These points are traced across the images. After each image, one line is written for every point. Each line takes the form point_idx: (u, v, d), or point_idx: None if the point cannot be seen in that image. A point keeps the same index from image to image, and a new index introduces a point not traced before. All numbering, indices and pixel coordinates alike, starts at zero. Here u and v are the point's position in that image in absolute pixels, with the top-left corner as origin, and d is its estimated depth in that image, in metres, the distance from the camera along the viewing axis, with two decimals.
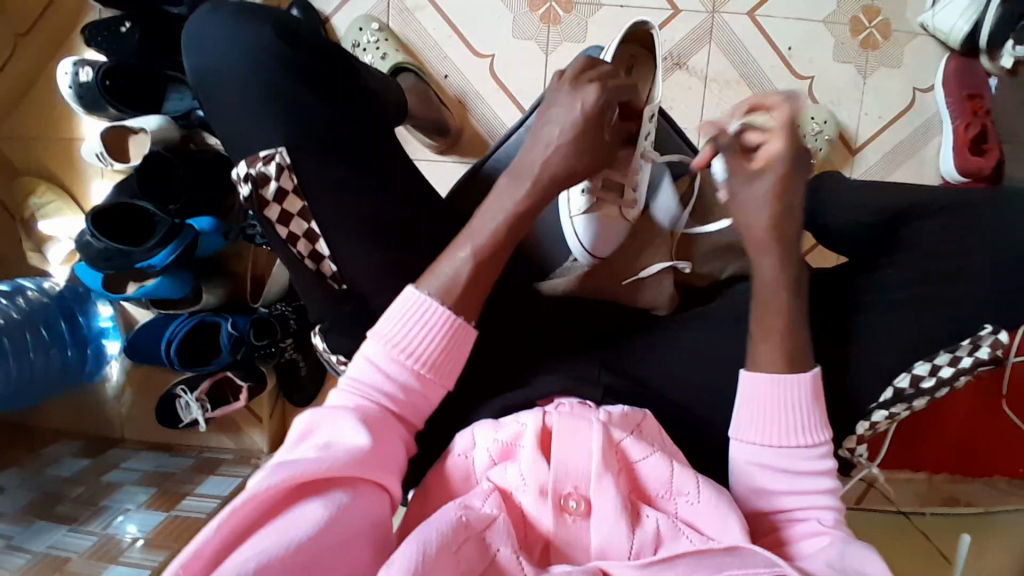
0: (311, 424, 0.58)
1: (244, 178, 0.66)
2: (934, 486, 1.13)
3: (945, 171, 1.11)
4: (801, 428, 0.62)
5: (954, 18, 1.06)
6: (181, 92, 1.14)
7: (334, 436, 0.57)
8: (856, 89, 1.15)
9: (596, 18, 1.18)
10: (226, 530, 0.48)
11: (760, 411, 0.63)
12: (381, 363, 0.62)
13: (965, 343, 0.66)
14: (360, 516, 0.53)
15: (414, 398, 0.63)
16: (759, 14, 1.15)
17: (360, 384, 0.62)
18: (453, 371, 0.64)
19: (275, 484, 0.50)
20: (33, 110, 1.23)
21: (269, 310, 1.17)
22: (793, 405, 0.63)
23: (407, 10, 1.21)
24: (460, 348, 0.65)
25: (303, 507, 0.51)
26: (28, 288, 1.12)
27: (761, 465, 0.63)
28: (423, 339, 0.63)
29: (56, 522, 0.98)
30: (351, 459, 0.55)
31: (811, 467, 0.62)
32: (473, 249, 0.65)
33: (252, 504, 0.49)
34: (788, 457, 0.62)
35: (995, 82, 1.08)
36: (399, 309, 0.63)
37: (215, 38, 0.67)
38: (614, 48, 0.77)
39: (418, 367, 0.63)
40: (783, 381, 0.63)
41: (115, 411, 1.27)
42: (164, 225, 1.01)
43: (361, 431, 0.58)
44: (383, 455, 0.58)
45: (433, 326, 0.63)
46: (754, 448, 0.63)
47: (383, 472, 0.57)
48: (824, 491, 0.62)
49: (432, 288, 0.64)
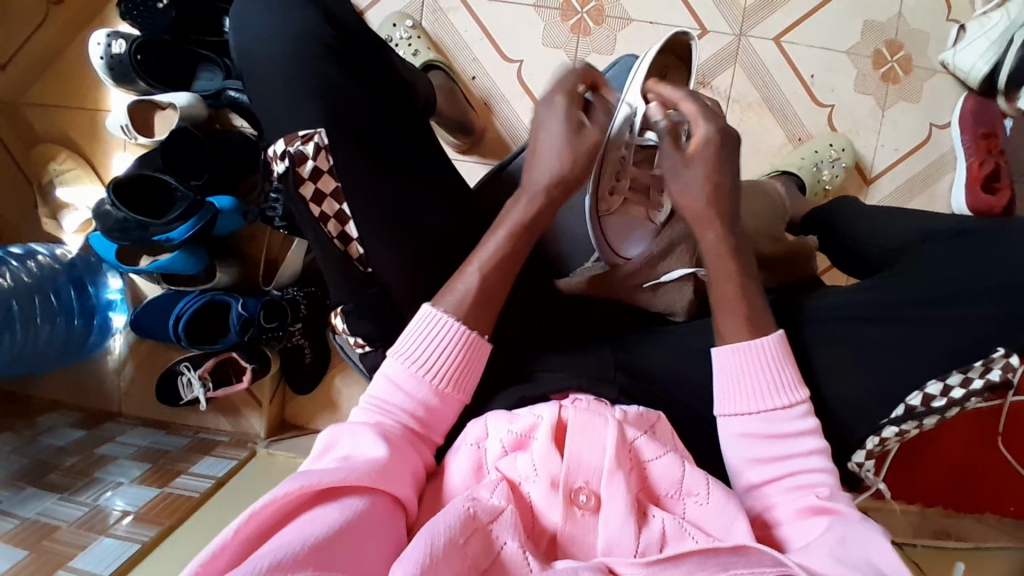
0: (331, 440, 0.59)
1: (281, 155, 0.68)
2: (927, 518, 1.10)
3: (956, 206, 1.13)
4: (775, 388, 0.65)
5: (974, 58, 1.09)
6: (213, 72, 1.14)
7: (353, 450, 0.58)
8: (874, 120, 1.17)
9: (626, 31, 1.20)
10: (245, 534, 0.48)
11: (738, 379, 0.66)
12: (399, 383, 0.64)
13: (977, 365, 0.66)
14: (376, 519, 0.53)
15: (432, 412, 0.64)
16: (783, 41, 1.18)
17: (380, 403, 0.64)
18: (467, 385, 0.66)
19: (293, 490, 0.50)
20: (61, 78, 1.24)
21: (281, 294, 1.16)
22: (765, 364, 0.65)
23: (440, 10, 1.23)
24: (475, 362, 0.66)
25: (320, 510, 0.51)
26: (40, 253, 1.12)
27: (746, 434, 0.65)
28: (437, 356, 0.65)
29: (48, 490, 0.97)
30: (369, 468, 0.55)
31: (794, 428, 0.64)
32: (481, 265, 0.67)
33: (271, 508, 0.49)
34: (770, 422, 0.64)
35: (1010, 123, 1.11)
36: (417, 328, 0.66)
37: (267, 21, 0.70)
38: (655, 53, 0.80)
39: (434, 382, 0.64)
40: (748, 346, 0.66)
41: (114, 384, 1.26)
42: (185, 200, 1.02)
43: (380, 444, 0.59)
44: (399, 465, 0.58)
45: (448, 341, 0.65)
46: (740, 419, 0.65)
47: (401, 481, 0.57)
48: (812, 452, 0.63)
49: (471, 276, 0.67)
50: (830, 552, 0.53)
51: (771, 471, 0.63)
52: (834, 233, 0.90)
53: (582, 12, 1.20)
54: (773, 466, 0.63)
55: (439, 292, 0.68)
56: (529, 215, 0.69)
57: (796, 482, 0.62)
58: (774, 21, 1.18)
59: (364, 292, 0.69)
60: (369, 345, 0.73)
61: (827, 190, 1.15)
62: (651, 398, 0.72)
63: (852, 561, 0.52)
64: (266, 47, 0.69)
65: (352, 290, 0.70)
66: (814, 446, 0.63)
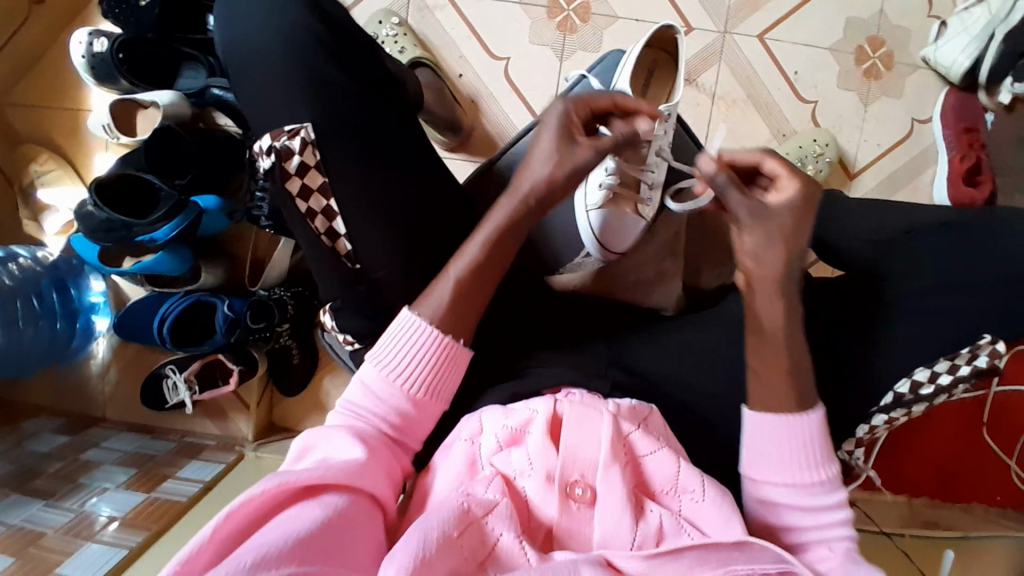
0: (307, 444, 0.58)
1: (268, 150, 0.68)
2: (914, 510, 1.10)
3: (938, 200, 1.15)
4: (810, 464, 0.62)
5: (956, 53, 1.11)
6: (196, 70, 1.12)
7: (329, 452, 0.57)
8: (857, 116, 1.19)
9: (612, 29, 1.20)
10: (222, 535, 0.47)
11: (771, 453, 0.62)
12: (372, 385, 0.63)
13: (965, 351, 0.67)
14: (357, 518, 0.52)
15: (408, 420, 0.63)
16: (768, 38, 1.19)
17: (354, 406, 0.63)
18: (445, 392, 0.65)
19: (272, 488, 0.50)
20: (41, 78, 1.22)
21: (268, 294, 1.15)
22: (802, 443, 0.61)
23: (426, 9, 1.23)
24: (454, 370, 0.66)
25: (301, 509, 0.50)
26: (21, 256, 1.10)
27: (773, 501, 0.62)
28: (413, 361, 0.64)
29: (32, 497, 0.95)
30: (347, 467, 0.54)
31: (823, 501, 0.62)
32: (463, 272, 0.66)
33: (249, 508, 0.49)
34: (801, 492, 0.62)
35: (991, 117, 1.12)
36: (394, 333, 0.65)
37: (251, 16, 0.69)
38: (639, 50, 0.81)
39: (409, 389, 0.63)
40: (793, 421, 0.61)
41: (98, 389, 1.24)
42: (169, 200, 1.00)
43: (357, 446, 0.58)
44: (378, 467, 0.57)
45: (423, 346, 0.64)
46: (771, 489, 0.62)
47: (377, 480, 0.56)
48: (841, 528, 0.61)
49: (460, 269, 0.66)
50: None
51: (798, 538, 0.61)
52: None
53: (569, 10, 1.21)
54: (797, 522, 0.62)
55: (419, 297, 0.67)
56: (507, 217, 0.68)
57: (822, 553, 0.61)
58: (758, 19, 1.19)
59: (353, 288, 0.70)
60: (357, 342, 0.73)
61: (813, 185, 1.16)
62: (644, 391, 0.72)
63: None
64: (251, 42, 0.69)
65: (342, 284, 0.70)
66: (845, 517, 0.61)
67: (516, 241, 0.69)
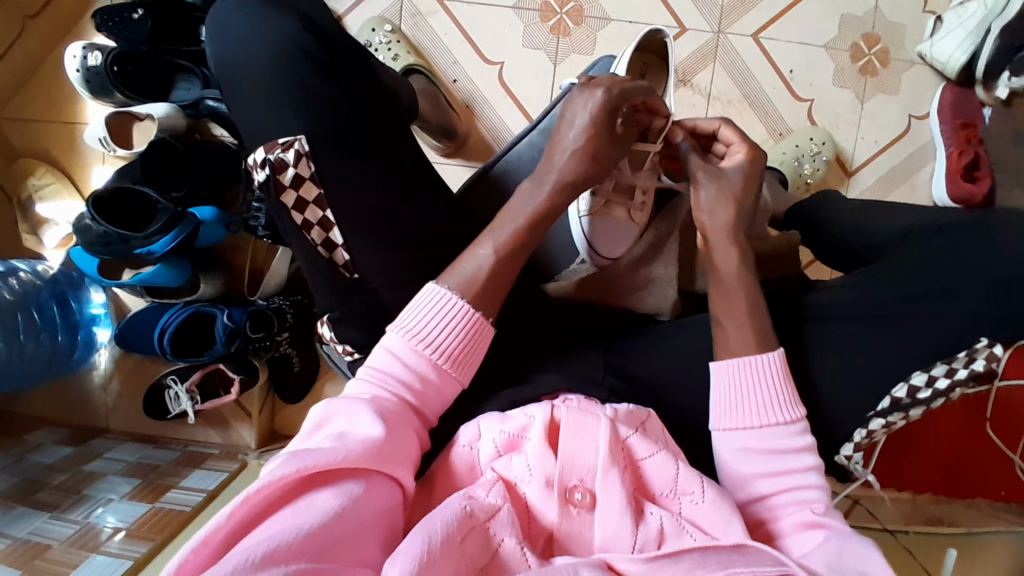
0: (326, 415, 0.58)
1: (262, 163, 0.68)
2: (917, 506, 1.13)
3: (936, 196, 1.15)
4: (774, 404, 0.65)
5: (951, 49, 1.10)
6: (190, 81, 1.13)
7: (350, 426, 0.57)
8: (854, 114, 1.18)
9: (606, 31, 1.20)
10: (237, 518, 0.48)
11: (737, 394, 0.65)
12: (398, 352, 0.63)
13: (961, 355, 0.67)
14: (370, 505, 0.52)
15: (431, 389, 0.63)
16: (762, 38, 1.19)
17: (379, 372, 0.62)
18: (468, 367, 0.65)
19: (287, 475, 0.50)
20: (36, 91, 1.23)
21: (267, 303, 1.15)
22: (766, 378, 0.65)
23: (419, 14, 1.23)
24: (479, 343, 0.65)
25: (315, 496, 0.51)
26: (21, 270, 1.10)
27: (747, 450, 0.65)
28: (441, 333, 0.63)
29: (38, 509, 0.96)
30: (366, 448, 0.54)
31: (791, 445, 0.64)
32: (494, 247, 0.67)
33: (263, 493, 0.49)
34: (770, 437, 0.64)
35: (989, 112, 1.12)
36: (423, 303, 0.64)
37: (240, 32, 0.70)
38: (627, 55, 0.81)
39: (435, 358, 0.63)
40: (753, 360, 0.66)
41: (101, 400, 1.25)
42: (165, 214, 1.00)
43: (377, 423, 0.57)
44: (396, 446, 0.57)
45: (450, 319, 0.63)
46: (740, 433, 0.65)
47: (396, 461, 0.56)
48: (807, 469, 0.64)
49: (452, 283, 0.65)
50: (824, 559, 0.55)
51: (773, 484, 0.63)
52: (818, 228, 0.90)
53: (562, 14, 1.20)
54: (774, 478, 0.63)
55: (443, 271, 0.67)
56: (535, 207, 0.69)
57: (794, 497, 0.63)
58: (753, 17, 1.19)
59: (351, 297, 0.69)
60: (358, 353, 0.73)
61: (809, 184, 1.16)
62: (641, 398, 0.72)
63: (846, 570, 0.54)
64: (243, 59, 0.69)
65: (336, 296, 0.70)
66: (812, 463, 0.64)
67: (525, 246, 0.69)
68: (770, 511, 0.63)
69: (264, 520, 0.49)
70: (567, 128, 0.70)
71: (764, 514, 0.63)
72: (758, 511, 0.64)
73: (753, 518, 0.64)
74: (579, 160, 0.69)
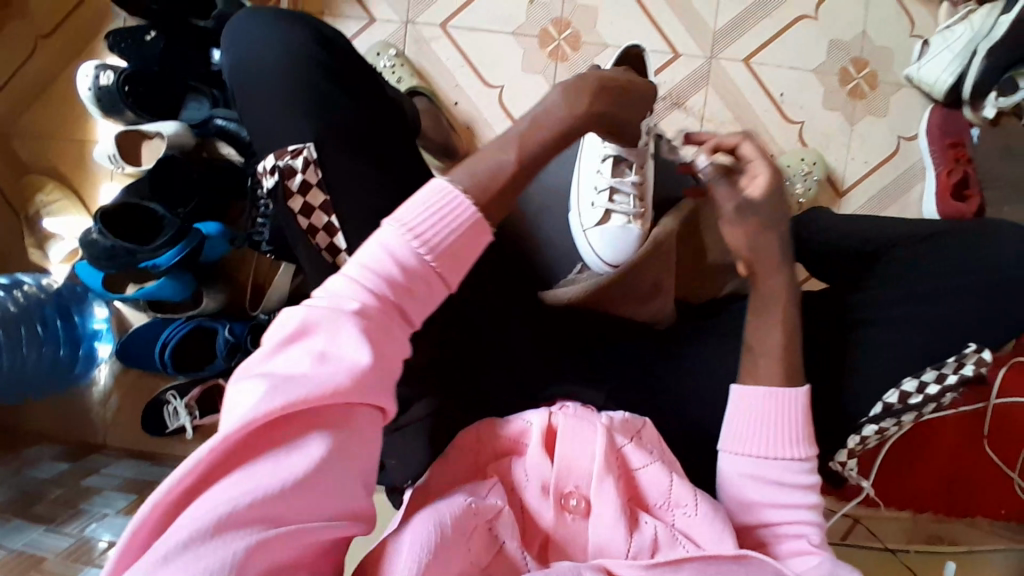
0: (307, 326, 0.50)
1: (273, 169, 0.70)
2: (918, 524, 1.11)
3: (928, 214, 1.17)
4: (792, 441, 0.64)
5: (938, 72, 1.15)
6: (200, 101, 1.16)
7: (335, 346, 0.49)
8: (844, 135, 1.22)
9: (602, 56, 1.24)
10: (212, 456, 0.45)
11: (758, 427, 0.65)
12: (392, 252, 0.52)
13: (950, 360, 0.69)
14: (357, 445, 0.49)
15: (424, 294, 0.53)
16: (753, 62, 1.23)
17: (367, 272, 0.52)
18: (465, 274, 0.55)
19: (268, 412, 0.45)
20: (47, 109, 1.26)
21: (268, 318, 1.15)
22: (792, 416, 0.64)
23: (422, 40, 1.27)
24: (477, 249, 0.55)
25: (298, 436, 0.47)
26: (26, 283, 1.11)
27: (752, 477, 0.64)
28: (441, 234, 0.53)
29: (33, 522, 0.96)
30: (355, 381, 0.48)
31: (797, 479, 0.64)
32: (515, 155, 0.57)
33: (241, 432, 0.45)
34: (779, 470, 0.64)
35: (977, 131, 1.16)
36: (426, 196, 0.54)
37: (262, 44, 0.73)
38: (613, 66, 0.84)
39: (429, 262, 0.53)
40: (780, 394, 0.65)
41: (99, 415, 1.25)
42: (171, 227, 1.02)
43: (364, 346, 0.49)
44: (385, 373, 0.51)
45: (451, 223, 0.53)
46: (748, 462, 0.64)
47: (385, 390, 0.51)
48: (809, 506, 0.64)
49: (460, 181, 0.56)
50: None
51: (782, 513, 0.63)
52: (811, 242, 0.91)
53: (560, 39, 1.25)
54: (773, 504, 0.64)
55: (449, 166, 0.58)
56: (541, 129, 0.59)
57: (790, 526, 0.63)
58: (744, 42, 1.23)
59: None
60: None
61: (802, 203, 1.19)
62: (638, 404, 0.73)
63: None
64: (263, 67, 0.72)
65: None
66: (811, 501, 0.64)
67: (544, 159, 0.60)
68: (774, 536, 0.63)
69: (244, 455, 0.46)
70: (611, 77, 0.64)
71: (768, 538, 0.64)
72: (764, 535, 0.64)
73: (755, 539, 0.64)
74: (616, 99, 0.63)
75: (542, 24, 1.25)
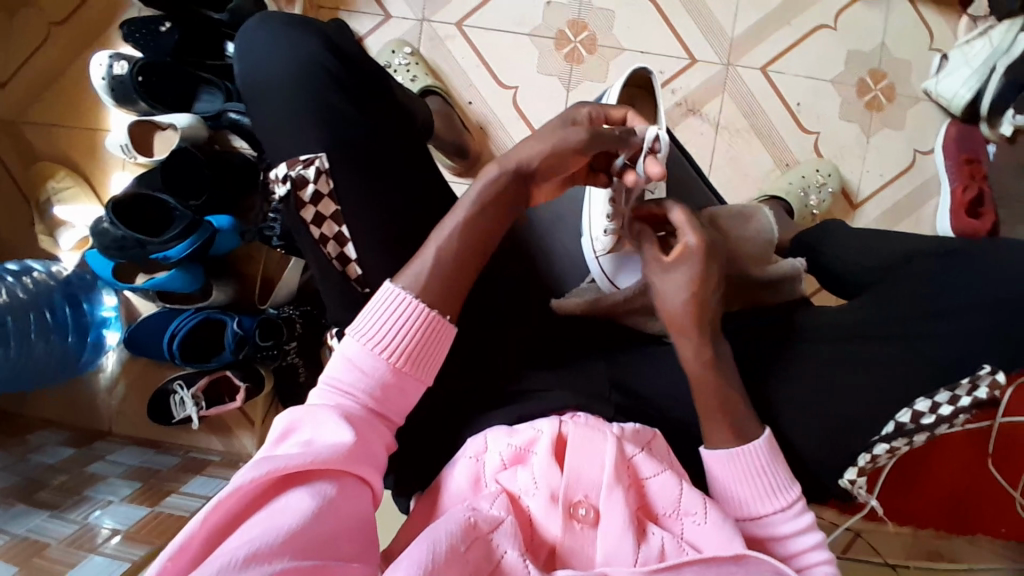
0: (291, 424, 0.58)
1: (283, 178, 0.70)
2: (919, 539, 1.11)
3: (941, 229, 1.17)
4: (771, 492, 0.66)
5: (957, 86, 1.14)
6: (214, 93, 1.15)
7: (317, 434, 0.57)
8: (860, 147, 1.21)
9: (618, 60, 1.24)
10: (211, 523, 0.49)
11: (737, 485, 0.66)
12: (355, 358, 0.62)
13: (964, 382, 0.69)
14: (344, 505, 0.54)
15: (389, 392, 0.62)
16: (771, 71, 1.22)
17: (337, 382, 0.61)
18: (428, 366, 0.63)
19: (260, 476, 0.51)
20: (60, 94, 1.26)
21: (278, 312, 1.15)
22: (760, 470, 0.66)
23: (438, 38, 1.26)
24: (438, 345, 0.64)
25: (290, 497, 0.52)
26: (35, 270, 1.12)
27: (752, 531, 0.66)
28: (398, 335, 0.62)
29: (37, 508, 0.96)
30: (336, 451, 0.55)
31: (794, 525, 0.65)
32: (440, 244, 0.65)
33: (237, 496, 0.50)
34: (772, 520, 0.66)
35: (993, 148, 1.15)
36: (380, 306, 0.63)
37: (265, 53, 0.73)
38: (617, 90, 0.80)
39: (392, 361, 0.62)
40: (740, 453, 0.66)
41: (105, 403, 1.25)
42: (183, 220, 1.02)
43: (343, 428, 0.57)
44: (365, 448, 0.58)
45: (405, 322, 0.62)
46: (731, 516, 0.67)
47: (366, 462, 0.57)
48: (815, 543, 0.65)
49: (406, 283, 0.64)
50: None
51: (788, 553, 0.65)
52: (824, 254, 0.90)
53: (576, 42, 1.24)
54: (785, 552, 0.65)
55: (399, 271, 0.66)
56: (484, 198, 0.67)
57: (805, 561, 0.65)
58: (761, 51, 1.22)
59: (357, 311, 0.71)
60: None
61: (815, 215, 1.17)
62: (645, 415, 0.73)
63: None
64: (272, 72, 0.72)
65: (347, 307, 0.71)
66: (816, 537, 0.65)
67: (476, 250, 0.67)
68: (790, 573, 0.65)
69: (239, 526, 0.50)
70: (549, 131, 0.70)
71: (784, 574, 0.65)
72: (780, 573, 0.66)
73: None
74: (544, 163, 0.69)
75: (558, 26, 1.24)
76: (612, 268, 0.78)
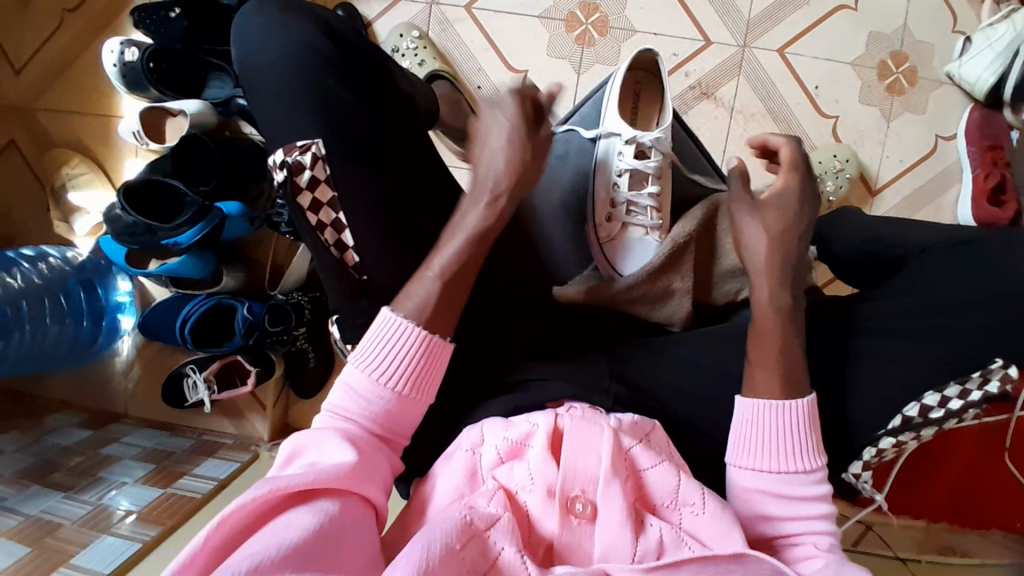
0: (296, 448, 0.59)
1: (280, 165, 0.69)
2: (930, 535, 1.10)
3: (962, 218, 1.13)
4: (795, 453, 0.63)
5: (980, 70, 1.10)
6: (223, 80, 1.17)
7: (319, 457, 0.58)
8: (879, 132, 1.17)
9: (630, 43, 1.21)
10: (213, 541, 0.49)
11: (761, 438, 0.64)
12: (356, 384, 0.62)
13: (974, 376, 0.67)
14: (347, 522, 0.53)
15: (390, 415, 0.62)
16: (788, 53, 1.18)
17: (339, 409, 0.62)
18: (428, 389, 0.63)
19: (263, 494, 0.51)
20: (74, 81, 1.28)
21: (286, 298, 1.17)
22: (792, 429, 0.64)
23: (446, 21, 1.25)
24: (437, 367, 0.63)
25: (292, 514, 0.52)
26: (51, 255, 1.14)
27: (759, 490, 0.64)
28: (398, 360, 0.62)
29: (52, 489, 0.99)
30: (338, 471, 0.55)
31: (808, 491, 0.63)
32: (441, 270, 0.64)
33: (239, 514, 0.50)
34: (786, 482, 0.63)
35: (1016, 134, 1.11)
36: (378, 331, 0.63)
37: (265, 38, 0.72)
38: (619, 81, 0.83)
39: (393, 387, 0.62)
40: (781, 405, 0.64)
41: (121, 386, 1.28)
42: (194, 206, 1.03)
43: (345, 451, 0.58)
44: (367, 471, 0.58)
45: (405, 347, 0.62)
46: (755, 473, 0.64)
47: (369, 483, 0.57)
48: (821, 516, 0.63)
49: (407, 311, 0.63)
50: None
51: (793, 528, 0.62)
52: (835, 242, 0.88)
53: (587, 23, 1.21)
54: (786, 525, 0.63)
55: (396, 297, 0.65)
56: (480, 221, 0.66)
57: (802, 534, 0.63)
58: (778, 32, 1.19)
59: (359, 300, 0.70)
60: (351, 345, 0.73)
61: (832, 201, 1.15)
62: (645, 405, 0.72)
63: None
64: (272, 59, 0.72)
65: (346, 298, 0.70)
66: (825, 510, 0.63)
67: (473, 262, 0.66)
68: (784, 546, 0.63)
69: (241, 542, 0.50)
70: (495, 128, 0.69)
71: (779, 548, 0.63)
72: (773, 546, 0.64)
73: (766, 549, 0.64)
74: (505, 160, 0.68)
75: (568, 8, 1.22)
76: (614, 256, 0.83)
